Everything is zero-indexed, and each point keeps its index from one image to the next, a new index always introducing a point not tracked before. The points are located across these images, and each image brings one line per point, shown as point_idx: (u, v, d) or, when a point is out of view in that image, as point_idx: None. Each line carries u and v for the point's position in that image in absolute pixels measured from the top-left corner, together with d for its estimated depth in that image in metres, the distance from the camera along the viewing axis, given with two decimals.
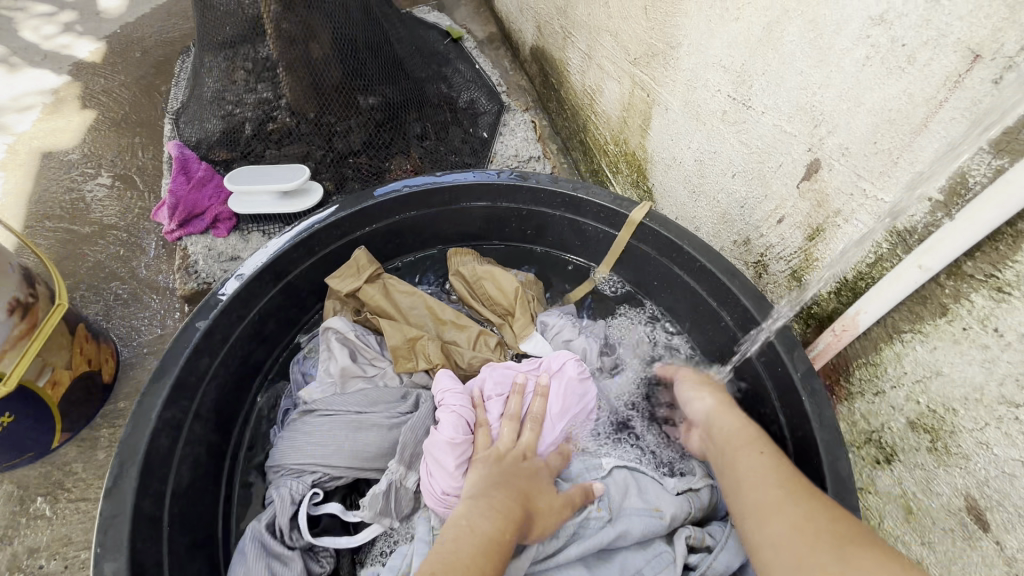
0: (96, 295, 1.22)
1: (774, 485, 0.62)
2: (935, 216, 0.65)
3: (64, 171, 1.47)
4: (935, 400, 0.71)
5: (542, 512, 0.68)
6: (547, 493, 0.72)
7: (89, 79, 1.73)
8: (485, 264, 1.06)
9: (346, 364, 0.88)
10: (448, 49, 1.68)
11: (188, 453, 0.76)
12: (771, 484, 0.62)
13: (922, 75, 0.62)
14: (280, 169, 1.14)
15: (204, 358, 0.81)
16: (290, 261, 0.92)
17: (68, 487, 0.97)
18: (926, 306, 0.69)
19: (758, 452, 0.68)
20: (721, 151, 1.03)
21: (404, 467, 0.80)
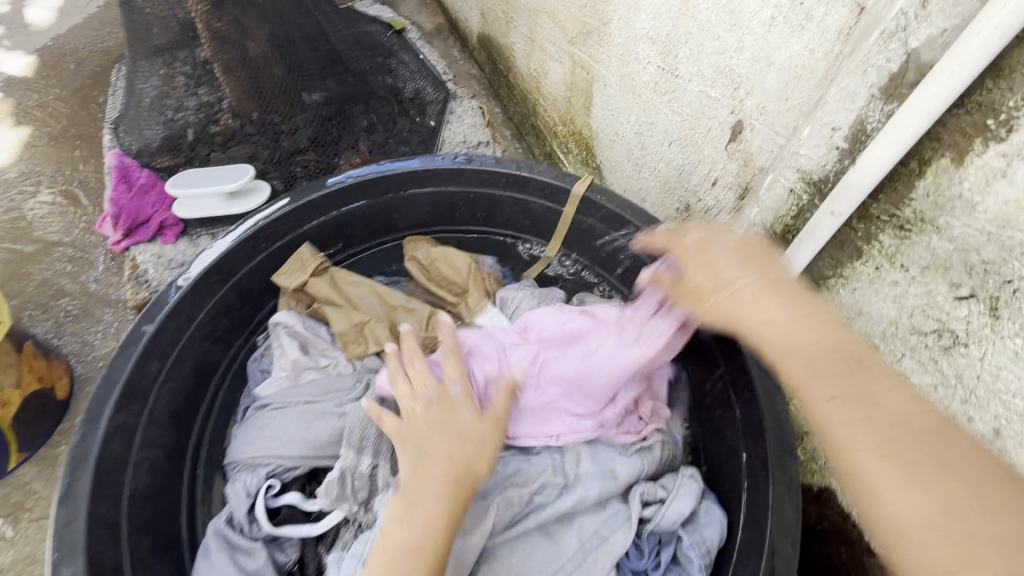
0: (45, 313, 1.20)
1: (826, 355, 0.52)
2: (843, 163, 0.69)
3: (3, 190, 1.42)
4: (860, 339, 0.75)
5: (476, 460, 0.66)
6: (465, 422, 0.69)
7: (22, 95, 1.67)
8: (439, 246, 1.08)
9: (297, 357, 0.88)
10: (393, 41, 1.66)
11: (144, 457, 0.77)
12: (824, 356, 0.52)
13: (819, 31, 0.66)
14: (224, 170, 1.14)
15: (154, 361, 0.81)
16: (237, 259, 0.92)
17: (30, 506, 0.96)
18: (844, 251, 0.72)
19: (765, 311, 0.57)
20: (656, 122, 1.06)
21: (355, 452, 0.78)
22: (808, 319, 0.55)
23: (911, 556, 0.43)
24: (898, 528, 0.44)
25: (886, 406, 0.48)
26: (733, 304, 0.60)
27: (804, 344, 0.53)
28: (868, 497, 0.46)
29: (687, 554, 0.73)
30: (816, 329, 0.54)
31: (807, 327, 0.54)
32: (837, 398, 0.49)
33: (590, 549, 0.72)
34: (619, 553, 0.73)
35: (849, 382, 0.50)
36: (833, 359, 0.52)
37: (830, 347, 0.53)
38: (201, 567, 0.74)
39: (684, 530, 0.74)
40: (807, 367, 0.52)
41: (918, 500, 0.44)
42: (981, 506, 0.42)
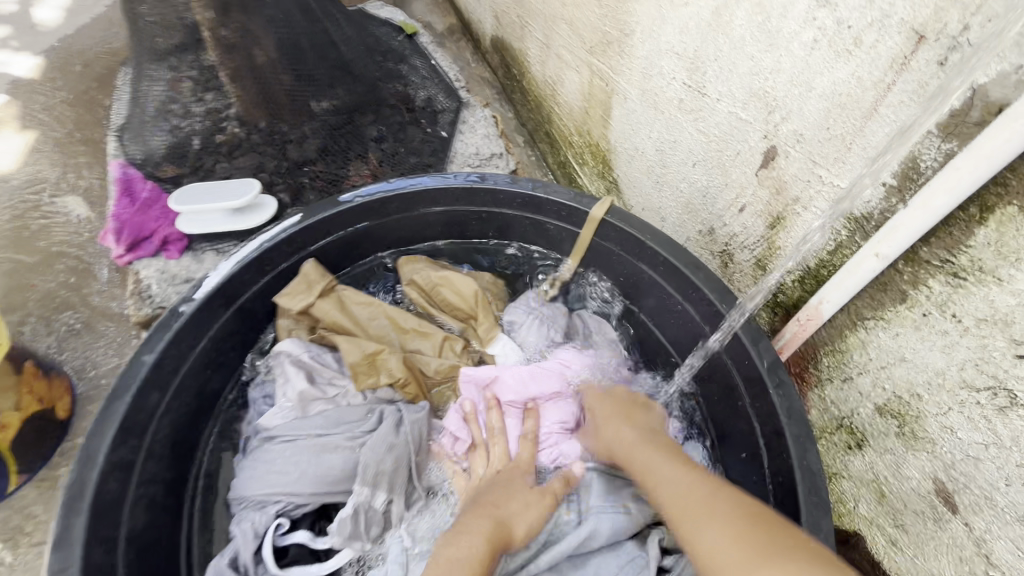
0: (47, 327, 1.18)
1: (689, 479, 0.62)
2: (890, 201, 0.64)
3: (7, 196, 1.40)
4: (900, 386, 0.70)
5: (516, 517, 0.70)
6: (520, 496, 0.73)
7: (28, 97, 1.64)
8: (440, 269, 1.02)
9: (305, 388, 0.84)
10: (404, 45, 1.62)
11: (143, 494, 0.74)
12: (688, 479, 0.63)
13: (870, 58, 0.61)
14: (229, 184, 1.10)
15: (154, 393, 0.77)
16: (241, 283, 0.88)
17: (29, 531, 0.94)
18: (886, 294, 0.68)
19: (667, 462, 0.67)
20: (680, 140, 1.01)
21: (369, 488, 0.77)
22: (666, 463, 0.67)
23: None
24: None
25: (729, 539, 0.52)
26: (625, 448, 0.73)
27: (678, 492, 0.61)
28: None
29: None
30: (682, 475, 0.63)
31: (674, 479, 0.64)
32: (694, 530, 0.55)
33: None
34: None
35: (721, 505, 0.56)
36: (707, 495, 0.59)
37: (705, 485, 0.61)
38: None
39: None
40: (688, 515, 0.58)
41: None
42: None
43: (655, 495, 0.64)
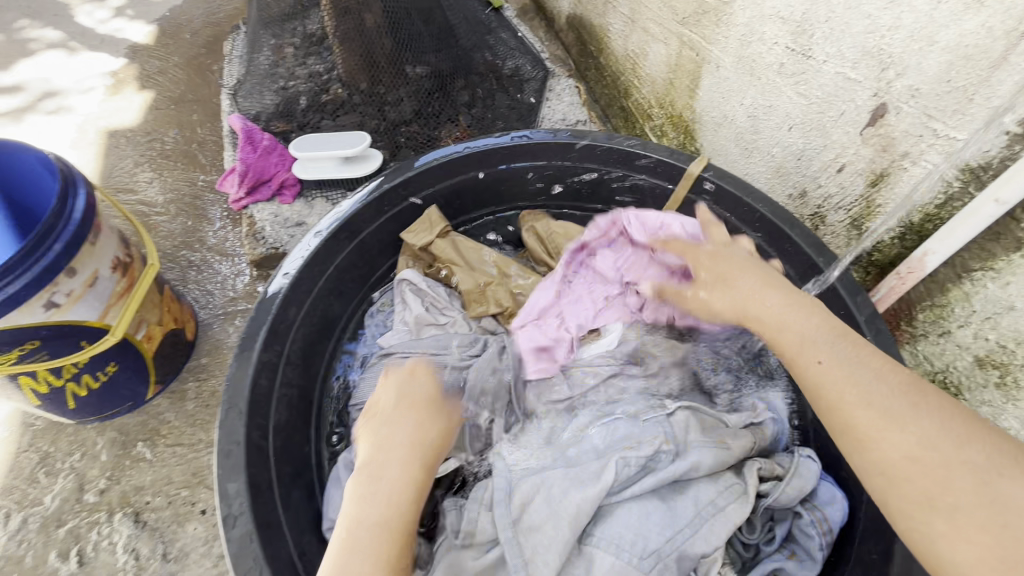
0: (171, 262, 1.30)
1: (881, 385, 0.56)
2: (1012, 149, 0.65)
3: (131, 148, 1.55)
4: (1005, 335, 0.72)
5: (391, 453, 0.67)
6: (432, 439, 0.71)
7: (145, 61, 1.80)
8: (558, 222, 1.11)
9: (420, 313, 0.95)
10: (491, 18, 1.68)
11: (284, 394, 0.83)
12: (879, 385, 0.56)
13: (1004, 7, 0.63)
14: (342, 136, 1.19)
15: (292, 308, 0.87)
16: (363, 220, 0.97)
17: (165, 433, 1.06)
18: (999, 243, 0.70)
19: (818, 359, 0.59)
20: (776, 105, 1.03)
21: (475, 407, 0.86)
22: (817, 337, 0.61)
23: (917, 486, 0.52)
24: (897, 451, 0.53)
25: (823, 335, 0.61)
26: (757, 305, 0.66)
27: (836, 368, 0.58)
28: (865, 435, 0.55)
29: (806, 531, 0.74)
30: (829, 343, 0.60)
31: (845, 359, 0.58)
32: (842, 405, 0.56)
33: (705, 518, 0.73)
34: (734, 525, 0.74)
35: (814, 333, 0.61)
36: (847, 377, 0.57)
37: (849, 357, 0.59)
38: (332, 498, 0.80)
39: (803, 508, 0.76)
40: (844, 396, 0.56)
41: (921, 427, 0.53)
42: (972, 442, 0.52)
43: (808, 370, 0.60)
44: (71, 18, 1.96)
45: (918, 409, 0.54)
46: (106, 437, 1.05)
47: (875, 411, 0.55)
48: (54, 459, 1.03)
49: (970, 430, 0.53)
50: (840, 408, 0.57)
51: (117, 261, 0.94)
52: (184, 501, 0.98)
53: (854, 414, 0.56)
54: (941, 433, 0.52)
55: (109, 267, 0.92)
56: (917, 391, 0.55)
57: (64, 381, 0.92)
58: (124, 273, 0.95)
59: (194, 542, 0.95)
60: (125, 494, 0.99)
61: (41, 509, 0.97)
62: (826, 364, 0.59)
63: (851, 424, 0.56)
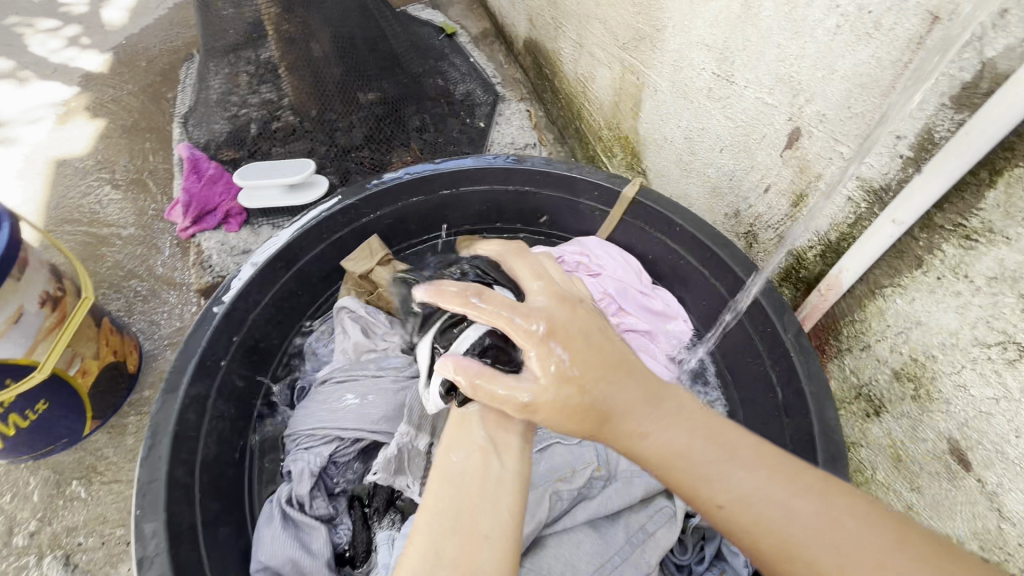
0: (117, 292, 1.28)
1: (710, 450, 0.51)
2: (906, 171, 0.69)
3: (80, 177, 1.53)
4: (916, 349, 0.74)
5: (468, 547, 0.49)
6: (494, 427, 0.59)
7: (99, 90, 1.79)
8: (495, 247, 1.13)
9: (358, 339, 0.93)
10: (444, 45, 1.72)
11: (214, 427, 0.82)
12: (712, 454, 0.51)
13: (889, 39, 0.66)
14: (286, 163, 1.20)
15: (224, 339, 0.86)
16: (300, 249, 0.97)
17: (101, 470, 1.03)
18: (903, 260, 0.72)
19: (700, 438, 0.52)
20: (708, 128, 1.06)
21: (413, 429, 0.82)
22: (631, 380, 0.54)
23: (773, 532, 0.47)
24: (767, 512, 0.48)
25: (632, 391, 0.53)
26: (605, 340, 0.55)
27: (654, 449, 0.51)
28: (744, 505, 0.48)
29: (733, 548, 0.76)
30: (662, 410, 0.53)
31: (628, 393, 0.53)
32: (695, 484, 0.50)
33: (636, 543, 0.74)
34: (664, 548, 0.75)
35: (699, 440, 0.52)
36: (706, 453, 0.51)
37: (700, 445, 0.52)
38: (259, 539, 0.76)
39: None
40: (685, 472, 0.50)
41: (790, 504, 0.48)
42: (825, 492, 0.49)
43: (643, 437, 0.52)
44: (24, 48, 1.95)
45: (781, 477, 0.50)
46: (39, 476, 1.02)
47: (710, 481, 0.50)
48: None
49: (823, 490, 0.49)
50: (707, 482, 0.50)
51: (45, 295, 0.92)
52: (118, 541, 0.96)
53: (703, 491, 0.49)
54: (790, 491, 0.49)
55: (37, 302, 0.90)
56: (773, 464, 0.51)
57: None
58: (54, 307, 0.94)
59: None
60: (56, 535, 0.95)
61: None
62: (667, 432, 0.52)
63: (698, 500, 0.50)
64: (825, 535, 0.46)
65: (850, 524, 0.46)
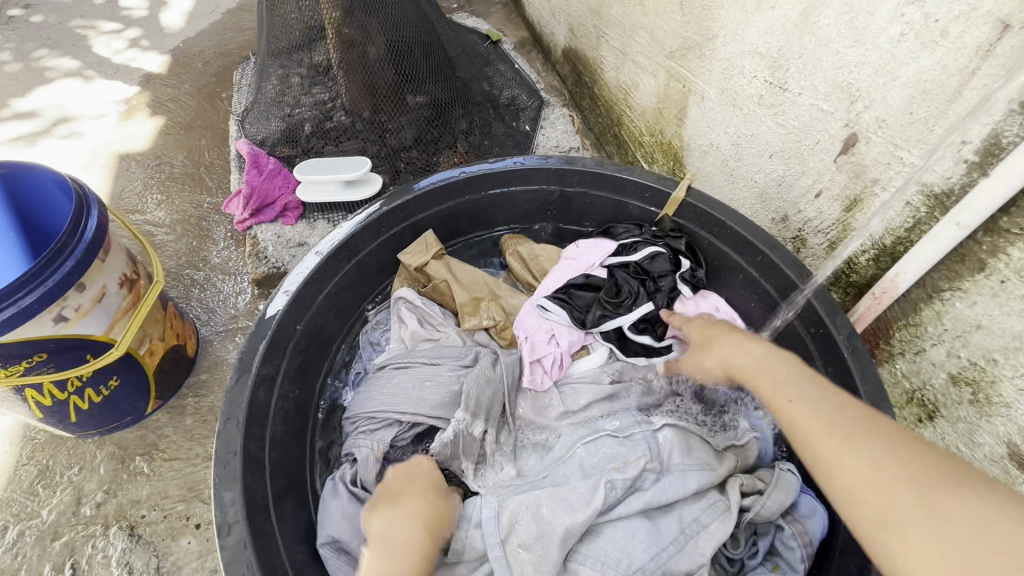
0: (176, 280, 1.34)
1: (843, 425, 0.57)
2: (971, 176, 0.70)
3: (141, 171, 1.61)
4: (975, 353, 0.75)
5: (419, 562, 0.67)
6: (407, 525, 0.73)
7: (158, 89, 1.88)
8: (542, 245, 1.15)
9: (415, 328, 0.97)
10: (489, 51, 1.77)
11: (281, 407, 0.85)
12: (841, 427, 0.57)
13: (956, 47, 0.68)
14: (343, 160, 1.25)
15: (290, 323, 0.90)
16: (361, 240, 1.01)
17: (163, 447, 1.07)
18: (965, 264, 0.73)
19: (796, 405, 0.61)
20: (758, 134, 1.08)
21: (470, 416, 0.85)
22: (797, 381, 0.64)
23: (873, 505, 0.51)
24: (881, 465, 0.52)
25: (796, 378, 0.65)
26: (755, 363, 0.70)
27: (806, 414, 0.59)
28: (862, 459, 0.53)
29: (788, 543, 0.78)
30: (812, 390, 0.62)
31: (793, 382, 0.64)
32: (810, 440, 0.58)
33: (690, 534, 0.75)
34: (719, 541, 0.75)
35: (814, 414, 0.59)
36: (851, 425, 0.56)
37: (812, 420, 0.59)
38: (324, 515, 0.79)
39: (784, 520, 0.79)
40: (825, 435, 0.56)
41: (898, 464, 0.52)
42: (955, 473, 0.50)
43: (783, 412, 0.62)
44: (88, 49, 2.05)
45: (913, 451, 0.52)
46: (105, 450, 1.07)
47: (833, 438, 0.56)
48: (53, 472, 1.04)
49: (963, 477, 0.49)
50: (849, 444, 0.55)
51: (124, 278, 0.98)
52: (179, 515, 1.00)
53: (821, 447, 0.56)
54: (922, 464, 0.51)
55: (117, 284, 0.96)
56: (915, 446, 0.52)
57: (67, 395, 0.95)
58: (130, 289, 0.99)
59: (187, 556, 0.96)
60: (121, 507, 1.00)
61: (38, 521, 0.99)
62: (818, 405, 0.60)
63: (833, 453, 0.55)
64: (937, 491, 0.49)
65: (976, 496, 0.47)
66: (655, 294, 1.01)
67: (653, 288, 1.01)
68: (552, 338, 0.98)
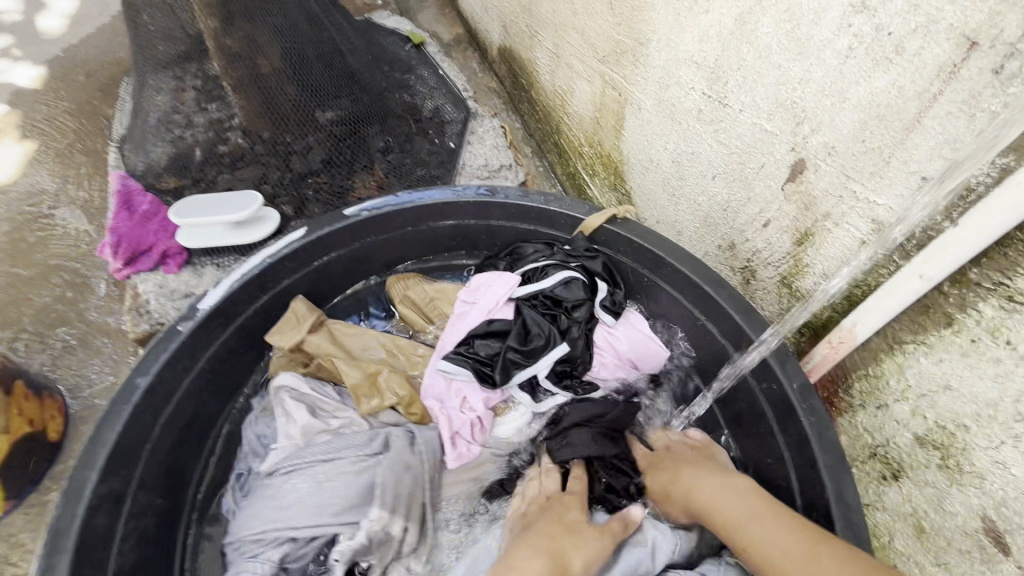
0: (42, 343, 1.14)
1: (745, 501, 0.67)
2: (935, 218, 0.59)
3: (5, 207, 1.37)
4: (944, 416, 0.65)
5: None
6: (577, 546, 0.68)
7: (30, 108, 1.62)
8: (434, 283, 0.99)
9: (307, 422, 0.79)
10: (410, 55, 1.61)
11: (133, 527, 0.69)
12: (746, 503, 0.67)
13: (914, 66, 0.57)
14: (232, 196, 1.06)
15: (146, 418, 0.73)
16: (240, 301, 0.84)
17: (16, 560, 0.89)
18: (929, 317, 0.63)
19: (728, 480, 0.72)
20: (699, 152, 0.96)
21: (387, 513, 0.72)
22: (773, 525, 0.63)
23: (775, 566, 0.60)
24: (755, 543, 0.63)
25: (736, 489, 0.70)
26: (713, 500, 0.70)
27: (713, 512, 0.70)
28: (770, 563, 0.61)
29: None
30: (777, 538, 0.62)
31: (756, 518, 0.65)
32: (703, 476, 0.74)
33: None
34: None
35: (763, 523, 0.64)
36: (745, 503, 0.67)
37: (759, 515, 0.65)
38: None
39: None
40: (720, 521, 0.68)
41: (778, 532, 0.62)
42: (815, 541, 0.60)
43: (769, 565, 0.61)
44: None
45: (769, 516, 0.64)
46: None
47: (778, 520, 0.63)
48: None
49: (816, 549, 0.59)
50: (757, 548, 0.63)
51: None
52: None
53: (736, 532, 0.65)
54: (786, 533, 0.61)
55: None
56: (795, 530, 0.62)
57: None
58: None
59: None
60: None
61: None
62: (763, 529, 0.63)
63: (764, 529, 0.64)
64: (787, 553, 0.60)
65: (840, 560, 0.56)
66: (569, 330, 0.88)
67: (567, 323, 0.88)
68: (464, 402, 0.84)
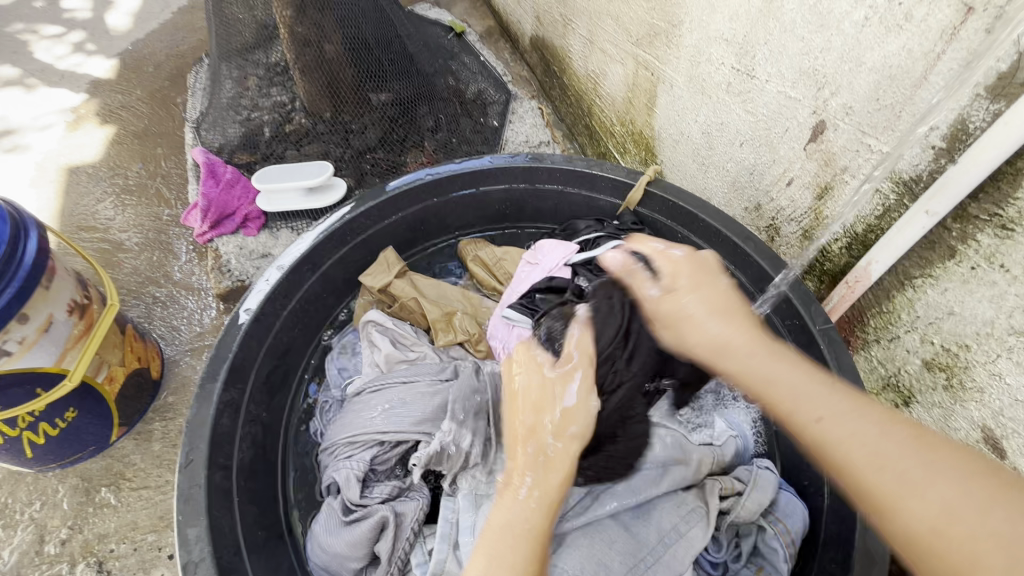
0: (136, 298, 1.28)
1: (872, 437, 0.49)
2: (937, 163, 0.70)
3: (93, 184, 1.53)
4: (948, 339, 0.75)
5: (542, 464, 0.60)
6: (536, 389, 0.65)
7: (107, 96, 1.78)
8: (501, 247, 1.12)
9: (389, 350, 0.93)
10: (453, 44, 1.73)
11: (247, 432, 0.82)
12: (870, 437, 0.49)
13: (920, 31, 0.67)
14: (305, 166, 1.20)
15: (253, 344, 0.86)
16: (325, 251, 0.97)
17: (130, 476, 1.03)
18: (935, 251, 0.72)
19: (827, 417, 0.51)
20: (728, 122, 1.06)
21: (456, 425, 0.80)
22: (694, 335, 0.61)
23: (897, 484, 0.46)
24: (842, 443, 0.50)
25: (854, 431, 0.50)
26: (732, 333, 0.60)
27: (754, 375, 0.57)
28: (886, 507, 0.46)
29: (771, 544, 0.78)
30: (728, 325, 0.61)
31: (816, 396, 0.53)
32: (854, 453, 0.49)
33: (669, 544, 0.73)
34: (697, 548, 0.75)
35: (850, 422, 0.50)
36: (873, 445, 0.49)
37: (882, 439, 0.49)
38: (317, 530, 0.80)
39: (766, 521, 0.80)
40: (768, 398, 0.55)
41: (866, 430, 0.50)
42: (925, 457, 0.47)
43: (819, 420, 0.51)
44: (30, 56, 1.94)
45: (901, 450, 0.47)
46: (68, 484, 1.02)
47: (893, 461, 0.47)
48: (13, 510, 1.00)
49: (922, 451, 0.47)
50: (796, 401, 0.54)
51: (73, 304, 0.93)
52: (151, 546, 0.96)
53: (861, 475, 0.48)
54: (857, 420, 0.50)
55: (66, 311, 0.91)
56: (840, 388, 0.53)
57: (20, 431, 0.90)
58: (82, 315, 0.94)
59: None
60: (88, 542, 0.96)
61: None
62: (838, 429, 0.50)
63: (867, 495, 0.48)
64: (907, 481, 0.46)
65: (895, 440, 0.48)
66: None
67: None
68: None
